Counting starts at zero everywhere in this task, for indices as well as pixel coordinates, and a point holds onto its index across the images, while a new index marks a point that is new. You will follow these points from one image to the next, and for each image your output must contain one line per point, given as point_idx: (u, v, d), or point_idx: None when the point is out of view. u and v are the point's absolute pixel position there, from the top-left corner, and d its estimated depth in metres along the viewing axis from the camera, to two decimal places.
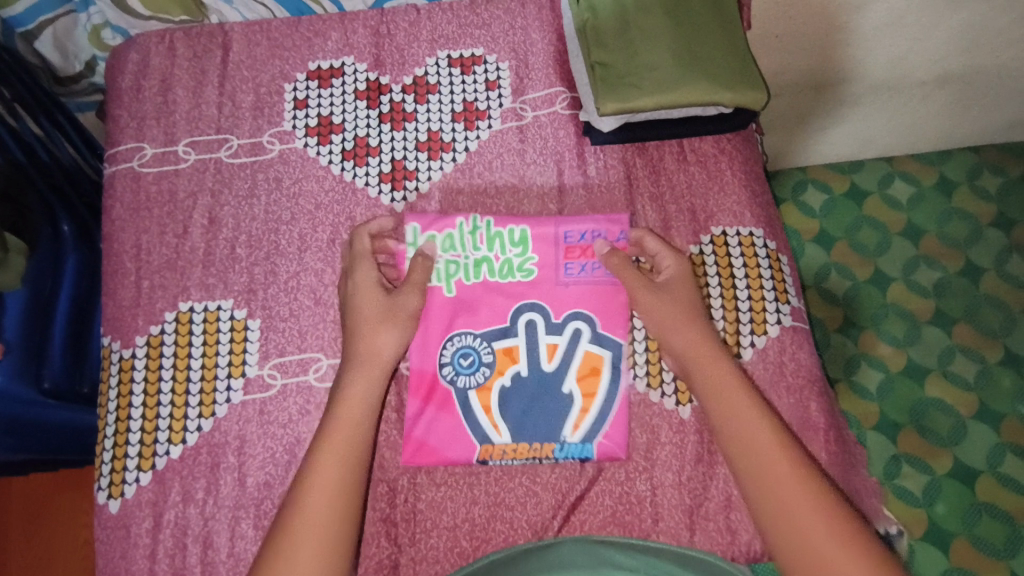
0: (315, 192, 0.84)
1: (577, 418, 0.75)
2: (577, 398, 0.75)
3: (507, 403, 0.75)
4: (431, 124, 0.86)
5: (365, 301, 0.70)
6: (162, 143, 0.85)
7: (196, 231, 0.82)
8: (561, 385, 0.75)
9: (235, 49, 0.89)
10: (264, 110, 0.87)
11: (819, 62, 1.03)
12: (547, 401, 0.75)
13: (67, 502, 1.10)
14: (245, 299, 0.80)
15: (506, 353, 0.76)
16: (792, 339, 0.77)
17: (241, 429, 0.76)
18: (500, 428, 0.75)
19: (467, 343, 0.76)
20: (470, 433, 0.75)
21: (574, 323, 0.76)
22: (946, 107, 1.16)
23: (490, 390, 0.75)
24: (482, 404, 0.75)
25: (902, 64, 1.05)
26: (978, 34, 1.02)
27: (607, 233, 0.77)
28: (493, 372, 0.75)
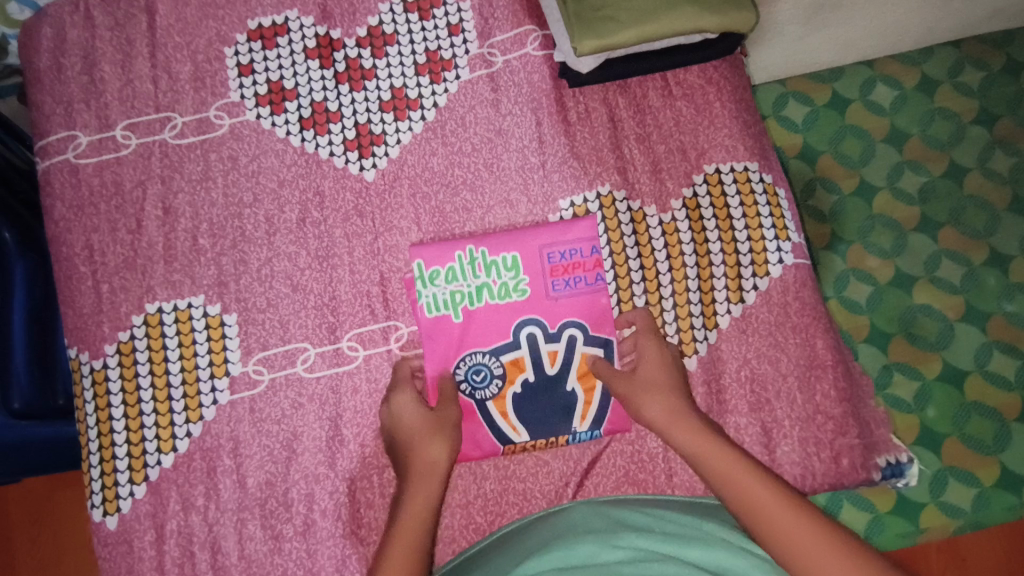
0: (276, 167, 0.77)
1: (583, 410, 0.73)
2: (579, 393, 0.73)
3: (526, 409, 0.72)
4: (393, 81, 0.79)
5: (410, 429, 0.67)
6: (97, 129, 0.77)
7: (151, 224, 0.75)
8: (561, 385, 0.73)
9: (161, 11, 0.79)
10: (205, 80, 0.78)
11: None
12: (549, 403, 0.72)
13: (68, 499, 1.02)
14: (217, 293, 0.74)
15: (516, 360, 0.72)
16: (795, 277, 0.75)
17: (234, 430, 0.72)
18: (520, 429, 0.72)
19: (478, 361, 0.72)
20: (492, 436, 0.72)
21: (570, 327, 0.73)
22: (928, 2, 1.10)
23: (505, 398, 0.72)
24: (501, 411, 0.72)
25: None
26: None
27: (583, 249, 0.74)
28: (506, 382, 0.72)
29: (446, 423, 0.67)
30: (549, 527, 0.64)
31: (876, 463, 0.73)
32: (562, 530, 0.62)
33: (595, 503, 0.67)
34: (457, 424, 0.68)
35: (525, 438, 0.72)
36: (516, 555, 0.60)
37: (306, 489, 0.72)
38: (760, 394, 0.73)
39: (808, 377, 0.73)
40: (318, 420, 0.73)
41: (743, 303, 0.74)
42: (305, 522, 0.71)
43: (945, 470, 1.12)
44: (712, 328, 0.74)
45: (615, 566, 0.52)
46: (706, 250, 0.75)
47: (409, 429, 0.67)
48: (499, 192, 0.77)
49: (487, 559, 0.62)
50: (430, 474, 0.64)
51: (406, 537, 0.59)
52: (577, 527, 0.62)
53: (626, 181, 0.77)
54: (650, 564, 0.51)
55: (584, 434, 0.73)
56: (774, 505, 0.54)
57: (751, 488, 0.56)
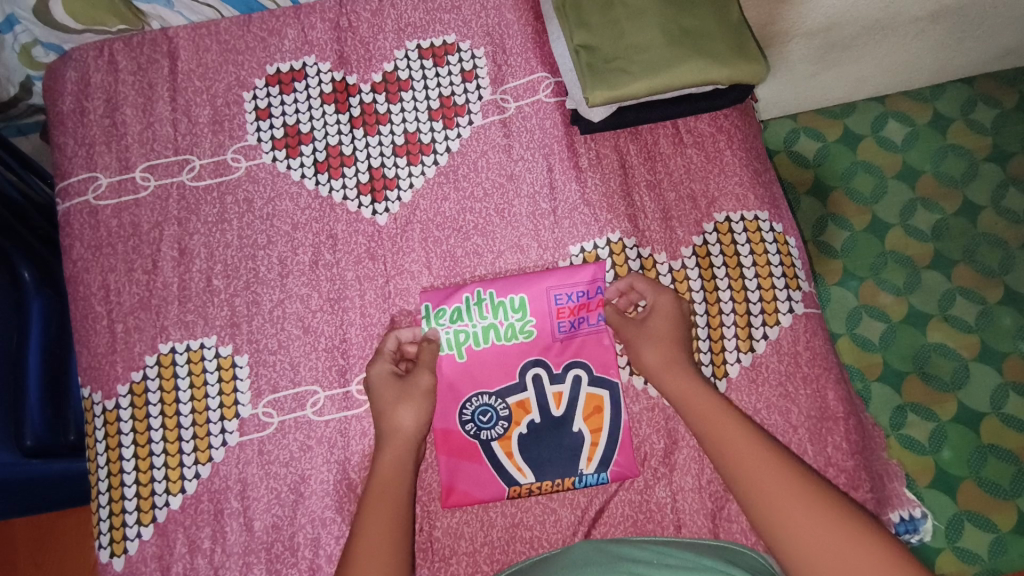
0: (291, 210, 0.78)
1: (589, 451, 0.72)
2: (586, 433, 0.72)
3: (532, 449, 0.72)
4: (407, 125, 0.80)
5: (379, 397, 0.68)
6: (117, 171, 0.78)
7: (167, 265, 0.76)
8: (567, 426, 0.73)
9: (183, 57, 0.81)
10: (223, 124, 0.80)
11: (806, 12, 0.96)
12: (554, 442, 0.72)
13: (72, 527, 1.01)
14: (229, 334, 0.75)
15: (522, 402, 0.73)
16: (806, 327, 0.74)
17: (241, 472, 0.72)
18: (525, 469, 0.72)
19: (483, 401, 0.73)
20: (497, 477, 0.72)
21: (576, 367, 0.74)
22: (939, 43, 1.10)
23: (511, 438, 0.72)
24: (506, 451, 0.72)
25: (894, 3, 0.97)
26: None
27: (588, 290, 0.74)
28: (511, 423, 0.72)
29: (416, 391, 0.67)
30: (548, 566, 0.61)
31: (889, 518, 0.72)
32: (563, 567, 0.59)
33: (590, 542, 0.65)
34: (430, 392, 0.68)
35: (530, 479, 0.72)
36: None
37: (312, 533, 0.71)
38: None
39: (820, 430, 0.72)
40: (326, 464, 0.72)
41: (753, 353, 0.74)
42: (310, 567, 0.70)
43: (961, 514, 1.10)
44: (722, 377, 0.73)
45: None
46: (715, 298, 0.75)
47: (378, 398, 0.68)
48: (509, 237, 0.77)
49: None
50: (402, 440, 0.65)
51: (383, 507, 0.60)
52: (579, 565, 0.59)
53: (637, 229, 0.77)
54: None
55: (591, 476, 0.72)
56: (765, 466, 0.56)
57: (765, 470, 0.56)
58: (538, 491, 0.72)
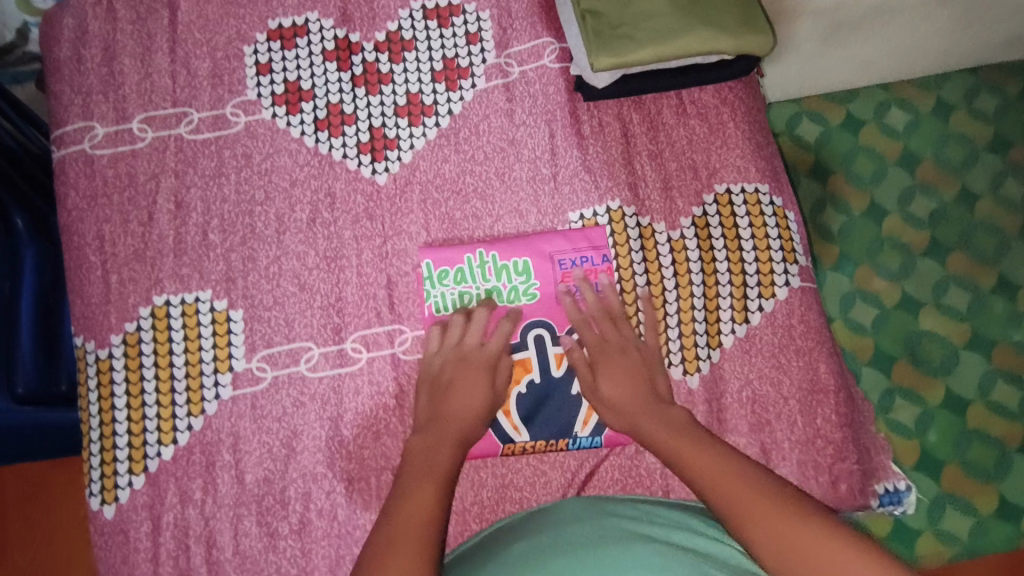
0: (289, 167, 0.78)
1: (586, 414, 0.72)
2: (585, 397, 0.72)
3: (530, 409, 0.72)
4: (410, 86, 0.80)
5: (464, 402, 0.68)
6: (113, 121, 0.77)
7: (163, 217, 0.76)
8: (567, 388, 0.72)
9: (184, 8, 0.80)
10: (223, 77, 0.79)
11: None
12: (553, 403, 0.72)
13: (51, 477, 1.01)
14: (224, 288, 0.75)
15: (523, 361, 0.73)
16: (801, 300, 0.75)
17: (234, 425, 0.72)
18: (522, 428, 0.72)
19: None
20: (493, 434, 0.71)
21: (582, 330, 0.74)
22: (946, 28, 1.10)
23: (508, 397, 0.72)
24: (503, 409, 0.72)
25: None
26: None
27: (595, 258, 0.75)
28: (509, 381, 0.72)
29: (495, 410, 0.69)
30: (536, 518, 0.63)
31: (874, 489, 0.72)
32: (550, 519, 0.61)
33: (585, 500, 0.65)
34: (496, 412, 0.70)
35: (525, 438, 0.72)
36: (503, 547, 0.58)
37: (303, 487, 0.71)
38: (761, 414, 0.72)
39: (810, 401, 0.72)
40: (319, 420, 0.73)
41: (748, 324, 0.74)
42: (300, 520, 0.71)
43: (943, 496, 1.11)
44: (716, 347, 0.73)
45: (597, 543, 0.53)
46: (712, 269, 0.75)
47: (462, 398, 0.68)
48: (509, 202, 0.77)
49: (473, 552, 0.60)
50: (456, 436, 0.65)
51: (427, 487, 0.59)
52: (565, 518, 0.61)
53: (637, 198, 0.77)
54: (634, 543, 0.52)
55: (585, 439, 0.72)
56: (719, 470, 0.59)
57: (725, 474, 0.58)
58: (532, 450, 0.72)
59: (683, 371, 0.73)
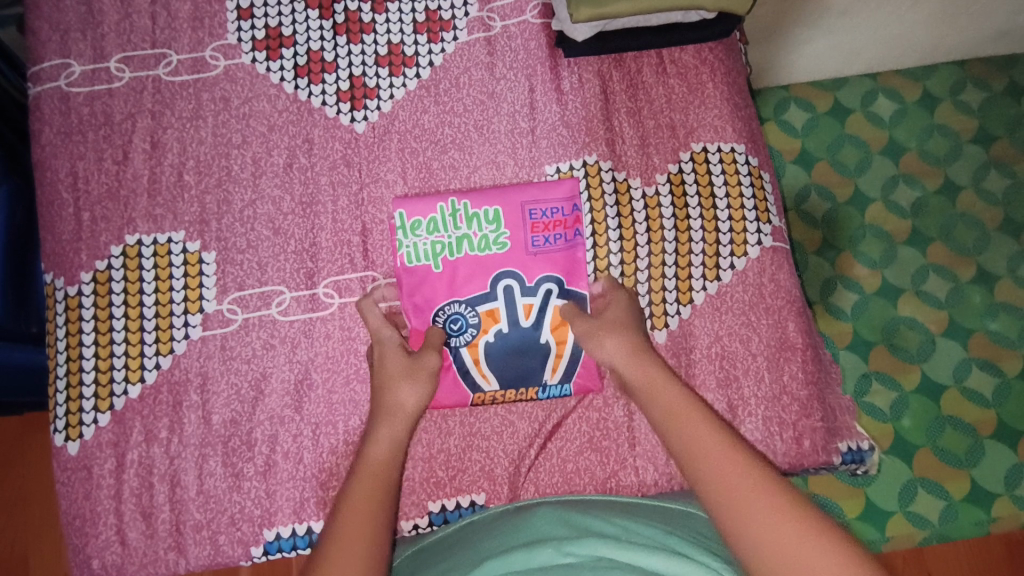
0: (267, 111, 0.77)
1: (554, 362, 0.72)
2: (552, 345, 0.72)
3: (499, 358, 0.72)
4: (391, 36, 0.79)
5: (389, 372, 0.66)
6: (91, 59, 0.77)
7: (137, 157, 0.75)
8: (535, 338, 0.72)
9: None
10: (203, 20, 0.79)
11: None
12: (521, 353, 0.72)
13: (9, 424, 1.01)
14: (197, 230, 0.74)
15: (492, 312, 0.72)
16: (773, 260, 0.75)
17: (202, 366, 0.72)
18: (490, 377, 0.72)
19: (454, 310, 0.72)
20: (462, 382, 0.72)
21: (549, 281, 0.72)
22: (934, 17, 1.12)
23: (478, 346, 0.72)
24: (473, 358, 0.72)
25: None
26: None
27: (564, 209, 0.73)
28: (480, 332, 0.72)
29: (422, 371, 0.66)
30: (509, 529, 0.58)
31: (837, 447, 0.73)
32: (523, 535, 0.56)
33: (558, 503, 0.62)
34: (436, 373, 0.66)
35: (495, 387, 0.72)
36: (472, 557, 0.54)
37: (270, 430, 0.71)
38: (729, 371, 0.72)
39: (778, 359, 0.73)
40: (288, 363, 0.72)
41: (719, 282, 0.74)
42: (265, 462, 0.71)
43: (915, 480, 1.11)
44: (686, 303, 0.74)
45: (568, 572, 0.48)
46: (686, 226, 0.75)
47: (387, 371, 0.66)
48: (486, 154, 0.77)
49: (446, 558, 0.57)
50: (398, 413, 0.64)
51: (366, 492, 0.58)
52: (540, 532, 0.56)
53: (613, 153, 0.77)
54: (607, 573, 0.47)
55: (555, 387, 0.72)
56: (720, 450, 0.54)
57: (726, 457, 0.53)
58: (502, 398, 0.72)
59: (651, 326, 0.73)
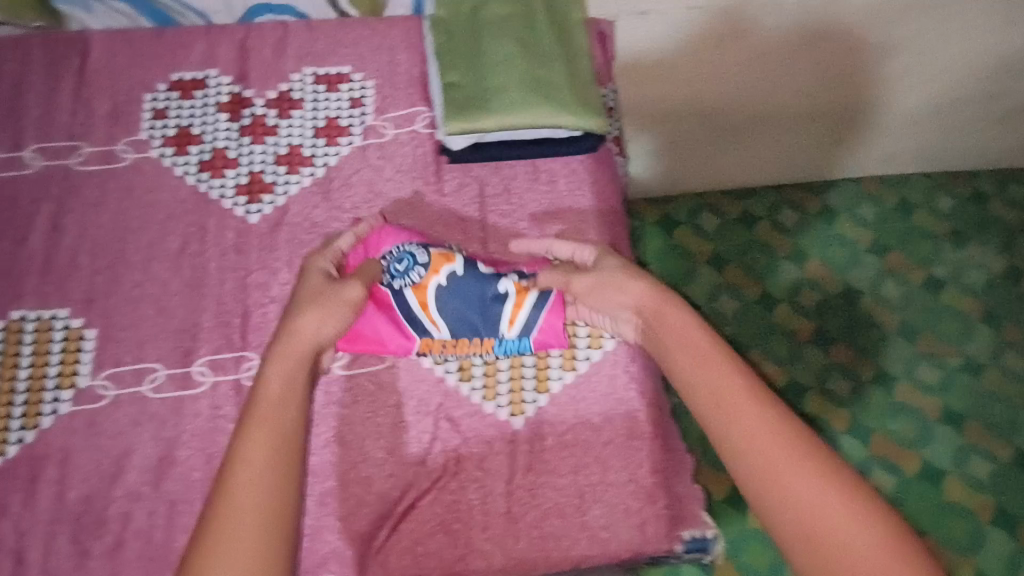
0: (168, 201, 0.83)
1: (511, 314, 0.77)
2: (511, 294, 0.77)
3: (446, 302, 0.77)
4: (292, 139, 0.87)
5: (308, 289, 0.70)
6: (8, 149, 0.84)
7: (37, 238, 0.81)
8: (493, 286, 0.77)
9: (93, 55, 0.88)
10: (120, 118, 0.86)
11: (696, 91, 1.14)
12: (477, 301, 0.77)
13: None
14: (83, 308, 0.78)
15: (444, 254, 0.78)
16: (627, 353, 0.80)
17: (66, 440, 0.73)
18: (438, 322, 0.77)
19: (406, 252, 0.78)
20: (411, 327, 0.78)
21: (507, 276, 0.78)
22: (822, 141, 1.26)
23: (426, 288, 0.77)
24: (420, 301, 0.77)
25: (769, 93, 1.15)
26: (834, 73, 1.14)
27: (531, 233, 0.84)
28: (429, 273, 0.77)
29: (336, 299, 0.69)
30: None
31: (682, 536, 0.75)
32: None
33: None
34: (352, 303, 0.70)
35: (442, 334, 0.77)
36: None
37: (124, 507, 0.71)
38: (580, 457, 0.76)
39: (627, 447, 0.77)
40: (152, 440, 0.74)
41: (575, 372, 0.79)
42: (115, 541, 0.70)
43: None
44: (543, 392, 0.79)
45: None
46: None
47: (306, 290, 0.70)
48: None
49: None
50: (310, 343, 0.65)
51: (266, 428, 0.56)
52: None
53: (485, 251, 0.84)
54: None
55: (511, 341, 0.78)
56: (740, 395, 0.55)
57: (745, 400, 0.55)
58: (448, 347, 0.78)
59: (509, 412, 0.78)
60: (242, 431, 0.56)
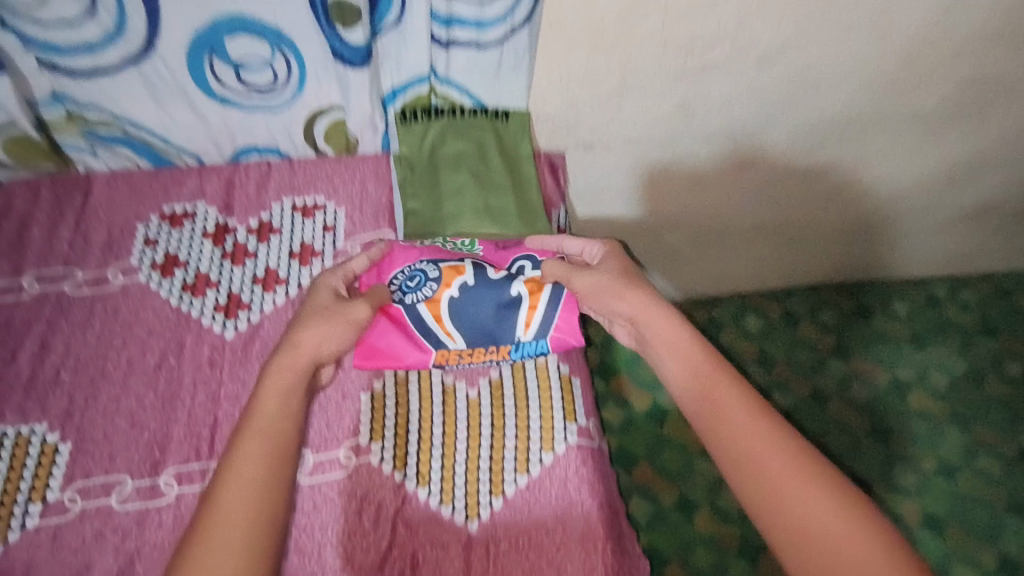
0: (150, 320, 0.91)
1: (527, 317, 0.88)
2: (525, 298, 0.88)
3: (457, 316, 0.88)
4: (269, 262, 0.96)
5: (318, 305, 0.78)
6: (9, 277, 0.93)
7: (25, 357, 0.87)
8: (507, 292, 0.88)
9: (96, 193, 1.00)
10: (113, 247, 0.96)
11: (654, 217, 1.30)
12: (493, 311, 0.88)
13: None
14: (60, 423, 0.83)
15: (453, 269, 0.89)
16: (577, 455, 0.84)
17: (30, 554, 0.75)
18: (454, 335, 0.88)
19: (416, 270, 0.89)
20: (427, 343, 0.88)
21: (522, 259, 0.91)
22: (771, 250, 1.47)
23: (439, 301, 0.88)
24: (435, 317, 0.88)
25: (719, 214, 1.32)
26: (778, 197, 1.29)
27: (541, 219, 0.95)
28: (441, 286, 0.88)
29: (343, 317, 0.77)
30: None
31: None
32: None
33: None
34: (357, 322, 0.78)
35: (458, 346, 0.88)
36: None
37: None
38: (535, 560, 0.77)
39: (582, 549, 0.78)
40: (113, 553, 0.76)
41: (529, 475, 0.82)
42: None
43: None
44: (498, 495, 0.81)
45: None
46: (502, 423, 0.86)
47: (317, 305, 0.79)
48: None
49: None
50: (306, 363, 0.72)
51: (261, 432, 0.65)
52: None
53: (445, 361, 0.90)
54: None
55: (529, 344, 0.89)
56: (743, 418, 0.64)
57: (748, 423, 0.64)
58: (464, 357, 0.89)
59: (465, 516, 0.80)
60: (242, 428, 0.66)
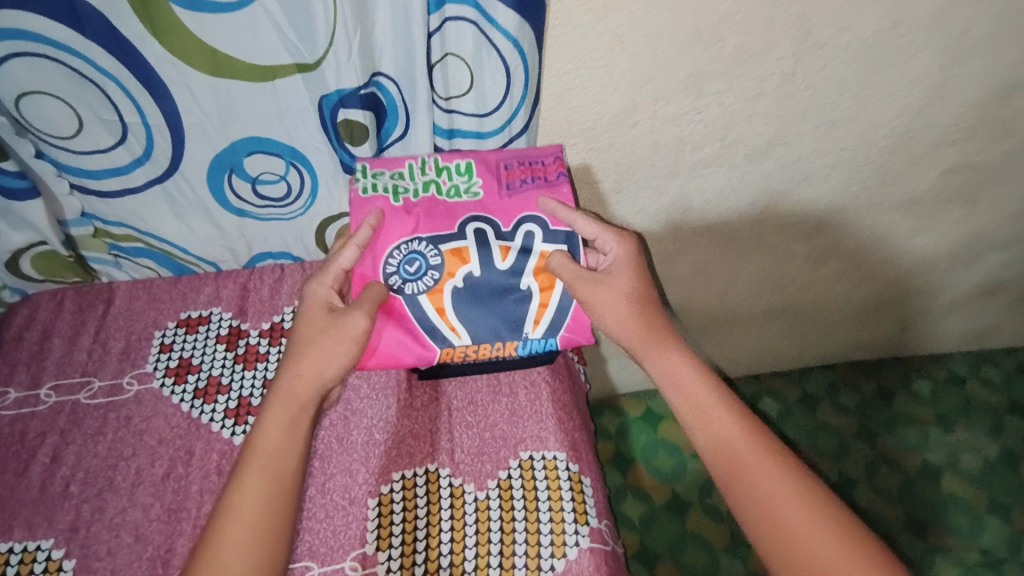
0: (161, 428, 0.92)
1: (536, 315, 0.88)
2: (535, 295, 0.88)
3: (462, 310, 0.87)
4: (280, 365, 0.97)
5: (316, 328, 0.81)
6: (27, 387, 0.95)
7: (36, 469, 0.88)
8: (517, 285, 0.88)
9: (117, 302, 1.04)
10: (130, 354, 0.98)
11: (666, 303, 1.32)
12: (502, 311, 0.88)
13: None
14: (66, 538, 0.82)
15: (455, 253, 0.87)
16: (590, 560, 0.81)
17: None
18: (458, 330, 0.87)
19: (414, 252, 0.86)
20: (431, 339, 0.86)
21: (526, 225, 0.89)
22: (785, 332, 1.47)
23: (442, 292, 0.86)
24: (437, 308, 0.86)
25: (727, 299, 1.34)
26: (785, 282, 1.31)
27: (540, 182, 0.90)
28: (443, 277, 0.87)
29: (344, 336, 0.79)
30: None
31: None
32: None
33: None
34: (356, 337, 0.79)
35: (463, 343, 0.87)
36: None
37: None
38: None
39: None
40: None
41: None
42: None
43: None
44: None
45: None
46: (511, 527, 0.83)
47: (313, 328, 0.81)
48: (342, 462, 0.89)
49: None
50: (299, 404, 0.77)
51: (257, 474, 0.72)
52: None
53: (453, 462, 0.89)
54: None
55: (536, 342, 0.88)
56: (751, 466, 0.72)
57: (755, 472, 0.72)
58: (469, 354, 0.87)
59: None
60: (238, 474, 0.72)
